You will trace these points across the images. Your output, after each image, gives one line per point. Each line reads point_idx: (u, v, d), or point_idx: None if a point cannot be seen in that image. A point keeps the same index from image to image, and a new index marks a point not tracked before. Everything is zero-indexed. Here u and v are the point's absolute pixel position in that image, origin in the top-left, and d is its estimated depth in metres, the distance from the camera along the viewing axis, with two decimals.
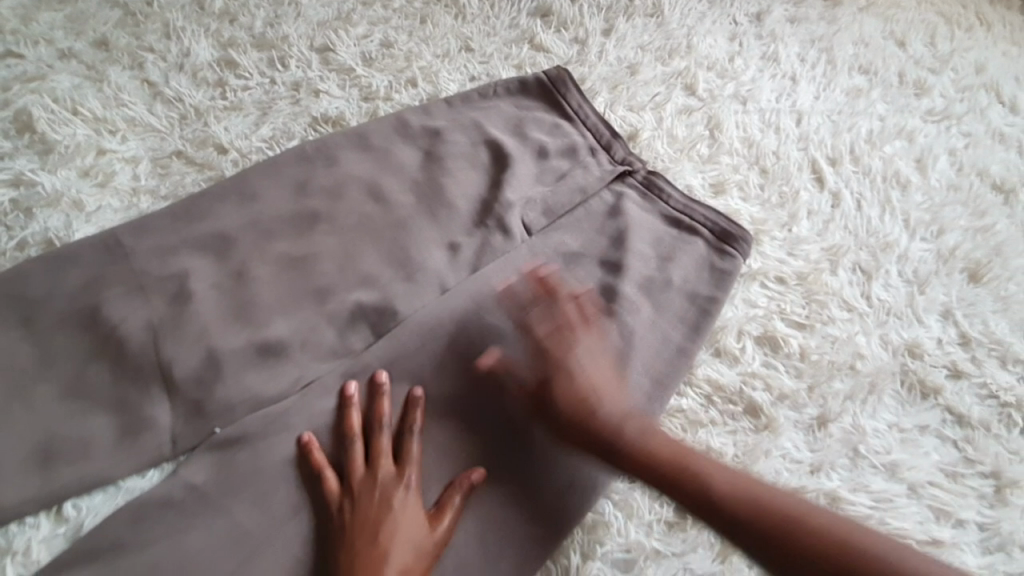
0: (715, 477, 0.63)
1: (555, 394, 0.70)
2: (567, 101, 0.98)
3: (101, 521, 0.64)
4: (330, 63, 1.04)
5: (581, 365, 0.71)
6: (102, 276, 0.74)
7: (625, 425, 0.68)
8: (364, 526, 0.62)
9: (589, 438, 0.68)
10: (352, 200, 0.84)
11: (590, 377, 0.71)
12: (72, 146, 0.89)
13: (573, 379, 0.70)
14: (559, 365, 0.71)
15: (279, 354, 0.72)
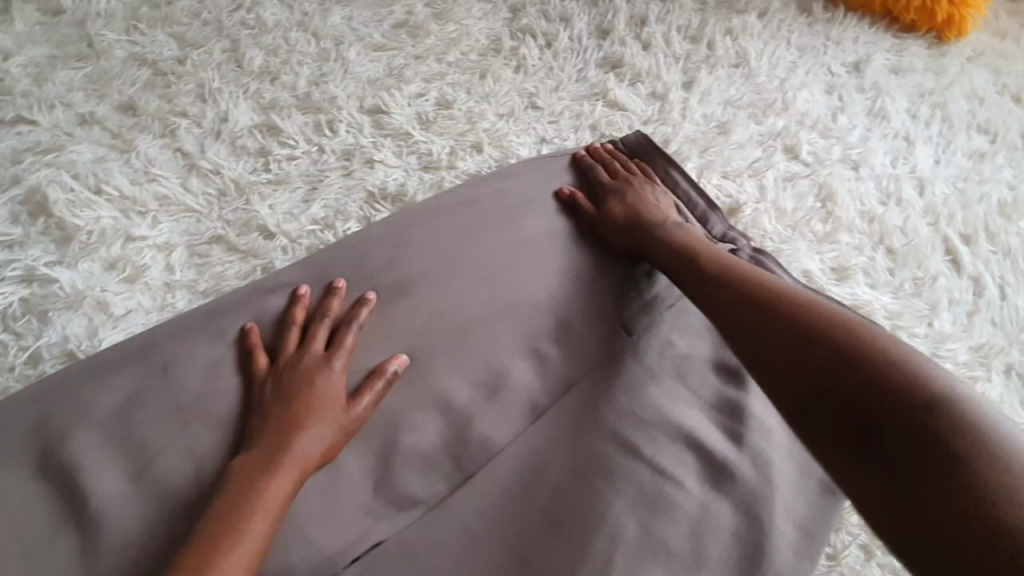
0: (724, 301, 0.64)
1: (610, 213, 0.77)
2: (648, 166, 0.85)
3: None
4: (384, 127, 0.94)
5: (625, 200, 0.77)
6: (137, 393, 0.63)
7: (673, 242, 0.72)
8: (280, 393, 0.62)
9: (623, 232, 0.75)
10: (420, 295, 0.71)
11: (630, 213, 0.76)
12: (97, 233, 0.77)
13: (622, 200, 0.78)
14: (619, 188, 0.79)
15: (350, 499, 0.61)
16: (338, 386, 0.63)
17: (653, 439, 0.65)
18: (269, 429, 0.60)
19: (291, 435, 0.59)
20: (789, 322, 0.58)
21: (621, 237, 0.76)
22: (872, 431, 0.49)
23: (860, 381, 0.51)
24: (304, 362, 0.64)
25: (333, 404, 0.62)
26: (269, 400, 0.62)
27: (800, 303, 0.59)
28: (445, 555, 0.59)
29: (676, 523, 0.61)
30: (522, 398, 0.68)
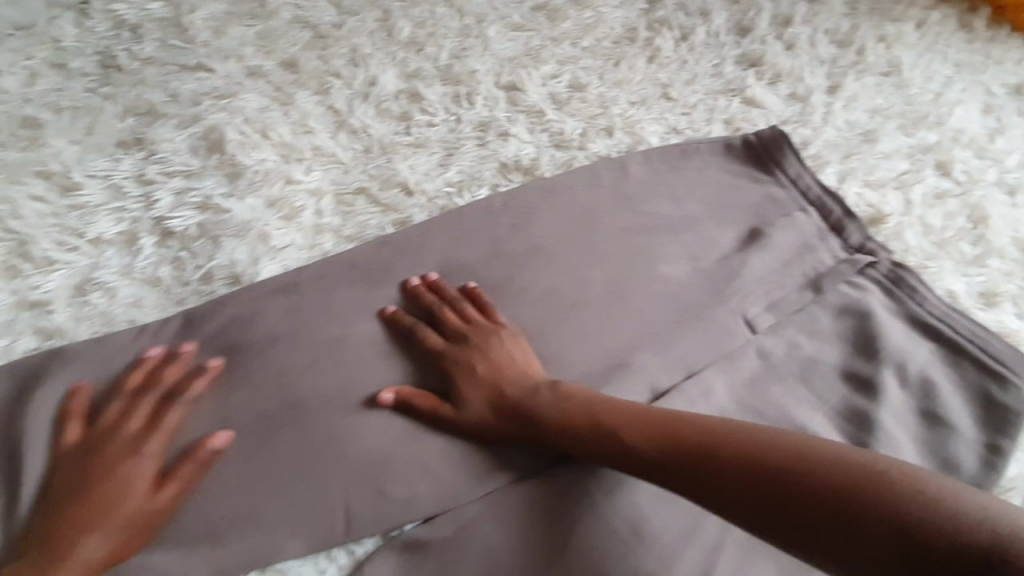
0: (628, 425, 0.60)
1: (468, 408, 0.62)
2: (784, 170, 0.85)
3: None
4: (518, 103, 0.97)
5: (473, 371, 0.64)
6: (281, 326, 0.70)
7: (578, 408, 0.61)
8: (84, 475, 0.58)
9: (506, 417, 0.62)
10: (540, 271, 0.76)
11: (490, 385, 0.63)
12: (262, 173, 0.85)
13: (476, 385, 0.63)
14: (454, 369, 0.65)
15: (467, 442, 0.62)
16: (151, 463, 0.60)
17: None
18: (84, 493, 0.58)
19: (87, 528, 0.56)
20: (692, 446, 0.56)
21: (504, 426, 0.62)
22: (823, 527, 0.49)
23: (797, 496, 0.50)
24: (110, 446, 0.60)
25: (123, 491, 0.58)
26: (65, 487, 0.58)
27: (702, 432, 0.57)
28: (566, 507, 0.60)
29: None
30: (638, 377, 0.68)
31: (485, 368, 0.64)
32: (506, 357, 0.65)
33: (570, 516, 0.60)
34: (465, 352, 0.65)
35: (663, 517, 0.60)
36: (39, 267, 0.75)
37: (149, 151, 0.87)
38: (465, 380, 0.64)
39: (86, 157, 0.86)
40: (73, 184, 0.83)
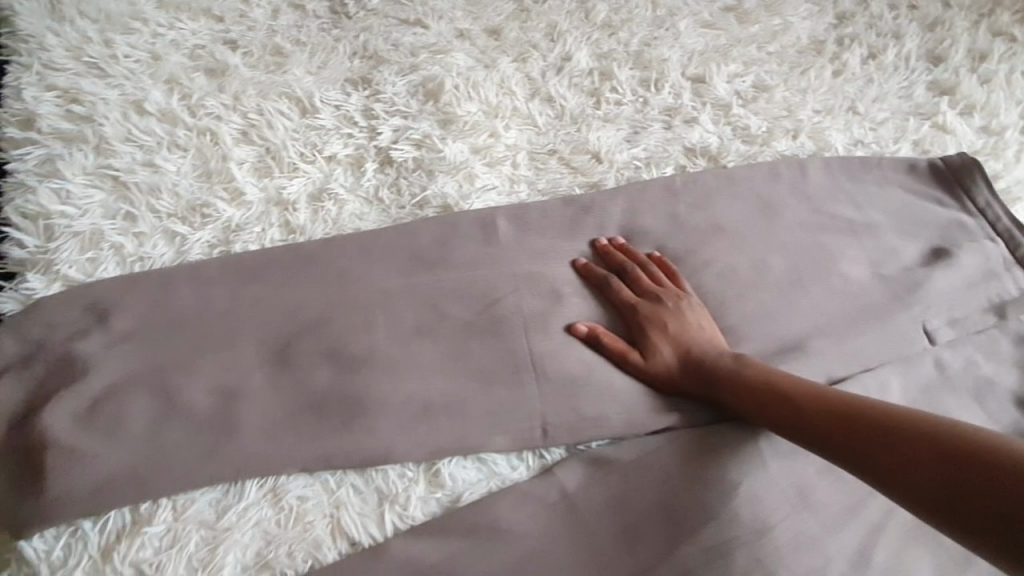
0: (784, 393, 0.63)
1: (656, 355, 0.70)
2: (972, 198, 0.85)
3: (482, 501, 0.62)
4: (703, 95, 1.01)
5: (660, 328, 0.71)
6: (481, 256, 0.79)
7: (741, 371, 0.66)
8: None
9: (691, 369, 0.69)
10: (720, 251, 0.80)
11: (675, 344, 0.70)
12: (470, 123, 0.95)
13: (665, 338, 0.70)
14: (646, 321, 0.72)
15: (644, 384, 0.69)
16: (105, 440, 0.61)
17: None
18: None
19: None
20: (832, 409, 0.59)
21: (684, 379, 0.69)
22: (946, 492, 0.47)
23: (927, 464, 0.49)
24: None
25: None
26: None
27: (846, 401, 0.59)
28: (738, 461, 0.65)
29: None
30: (813, 360, 0.71)
31: (672, 324, 0.71)
32: (690, 319, 0.72)
33: (742, 468, 0.64)
34: (652, 307, 0.72)
35: (828, 489, 0.64)
36: (286, 171, 0.88)
37: (374, 90, 0.98)
38: (651, 332, 0.71)
39: (321, 85, 0.98)
40: (312, 108, 0.95)
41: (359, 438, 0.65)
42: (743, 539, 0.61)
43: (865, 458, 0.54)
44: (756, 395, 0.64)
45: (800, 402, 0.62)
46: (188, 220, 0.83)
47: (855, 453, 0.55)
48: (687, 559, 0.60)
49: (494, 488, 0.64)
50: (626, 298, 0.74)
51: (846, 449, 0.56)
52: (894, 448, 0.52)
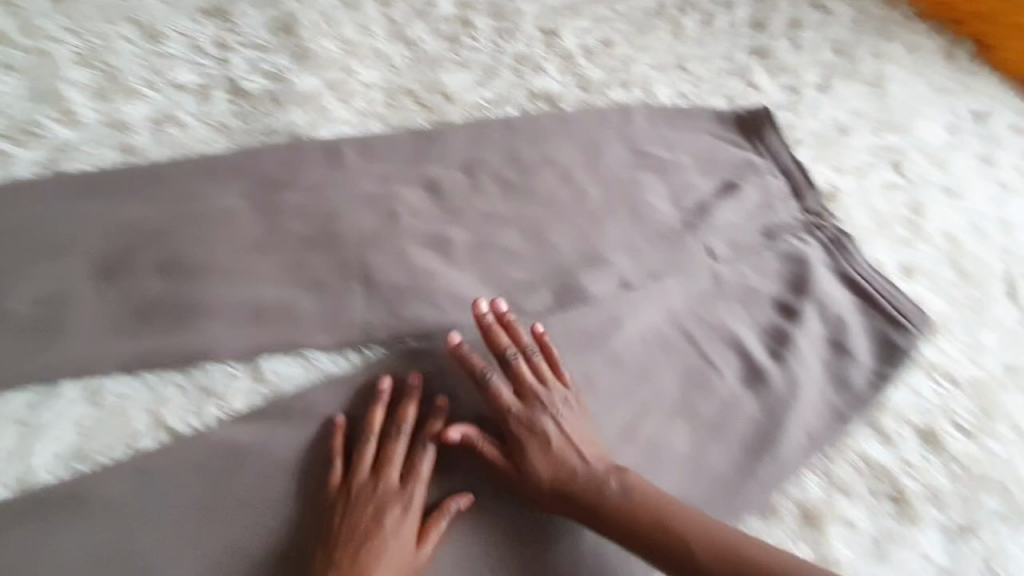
0: (587, 477, 0.64)
1: (534, 473, 0.65)
2: (763, 142, 0.99)
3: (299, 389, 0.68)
4: (554, 47, 1.09)
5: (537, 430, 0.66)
6: (324, 179, 0.83)
7: (626, 497, 0.63)
8: None
9: (559, 499, 0.64)
10: (546, 182, 0.90)
11: (562, 438, 0.66)
12: (325, 58, 0.98)
13: (544, 450, 0.65)
14: (523, 429, 0.66)
15: (518, 488, 0.66)
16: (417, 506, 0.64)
17: (711, 333, 0.82)
18: None
19: None
20: (624, 494, 0.63)
21: (496, 453, 0.66)
22: None
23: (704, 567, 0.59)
24: None
25: None
26: None
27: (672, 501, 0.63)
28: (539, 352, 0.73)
29: (708, 398, 0.78)
30: (612, 272, 0.83)
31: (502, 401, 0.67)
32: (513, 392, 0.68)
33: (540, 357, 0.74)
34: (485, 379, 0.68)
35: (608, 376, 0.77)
36: (125, 96, 0.88)
37: (229, 22, 0.98)
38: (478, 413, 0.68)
39: (174, 15, 0.97)
40: (160, 35, 0.94)
41: (184, 338, 0.69)
42: None
43: (652, 542, 0.61)
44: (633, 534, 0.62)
45: (594, 479, 0.64)
46: (15, 138, 0.81)
47: (643, 533, 0.62)
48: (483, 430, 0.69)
49: (314, 378, 0.70)
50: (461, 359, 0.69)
51: (634, 537, 0.62)
52: (670, 563, 0.61)
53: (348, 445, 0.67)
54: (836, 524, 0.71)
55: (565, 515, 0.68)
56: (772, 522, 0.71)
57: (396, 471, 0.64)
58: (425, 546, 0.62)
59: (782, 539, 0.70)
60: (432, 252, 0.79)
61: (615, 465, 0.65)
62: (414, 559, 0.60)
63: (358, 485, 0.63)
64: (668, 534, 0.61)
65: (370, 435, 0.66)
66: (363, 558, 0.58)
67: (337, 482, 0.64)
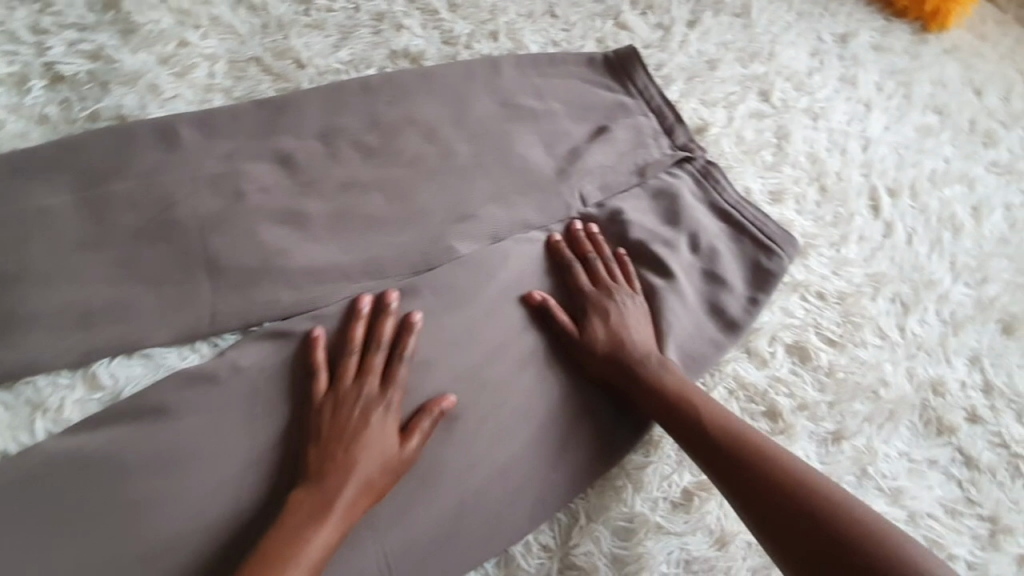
0: (630, 353, 0.74)
1: (590, 336, 0.74)
2: (632, 82, 0.98)
3: (142, 389, 0.65)
4: (415, 1, 1.03)
5: (605, 315, 0.76)
6: (158, 164, 0.76)
7: (665, 383, 0.71)
8: None
9: (607, 363, 0.73)
10: (411, 143, 0.85)
11: (614, 321, 0.75)
12: (156, 33, 0.89)
13: (602, 321, 0.75)
14: (592, 303, 0.77)
15: (569, 350, 0.75)
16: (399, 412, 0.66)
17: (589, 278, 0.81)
18: None
19: None
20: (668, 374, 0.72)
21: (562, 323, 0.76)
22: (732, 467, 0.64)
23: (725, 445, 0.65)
24: None
25: None
26: None
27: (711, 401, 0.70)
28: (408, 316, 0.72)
29: None
30: (483, 229, 0.81)
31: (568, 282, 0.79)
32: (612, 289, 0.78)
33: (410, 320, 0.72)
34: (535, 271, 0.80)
35: (488, 330, 0.75)
36: None
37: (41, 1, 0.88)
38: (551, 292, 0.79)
39: None
40: None
41: (3, 354, 0.64)
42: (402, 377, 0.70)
43: (683, 412, 0.69)
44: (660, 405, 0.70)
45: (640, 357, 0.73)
46: None
47: (675, 405, 0.69)
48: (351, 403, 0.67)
49: (160, 376, 0.67)
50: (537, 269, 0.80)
51: (667, 405, 0.70)
52: (696, 433, 0.68)
53: (330, 354, 0.69)
54: None
55: (440, 478, 0.67)
56: (654, 453, 0.74)
57: (376, 377, 0.66)
58: (410, 445, 0.65)
59: (663, 468, 0.73)
60: (286, 229, 0.75)
61: (659, 356, 0.74)
62: (401, 454, 0.64)
63: (343, 390, 0.65)
64: (704, 412, 0.68)
65: (351, 347, 0.68)
66: (350, 453, 0.62)
67: (323, 388, 0.66)
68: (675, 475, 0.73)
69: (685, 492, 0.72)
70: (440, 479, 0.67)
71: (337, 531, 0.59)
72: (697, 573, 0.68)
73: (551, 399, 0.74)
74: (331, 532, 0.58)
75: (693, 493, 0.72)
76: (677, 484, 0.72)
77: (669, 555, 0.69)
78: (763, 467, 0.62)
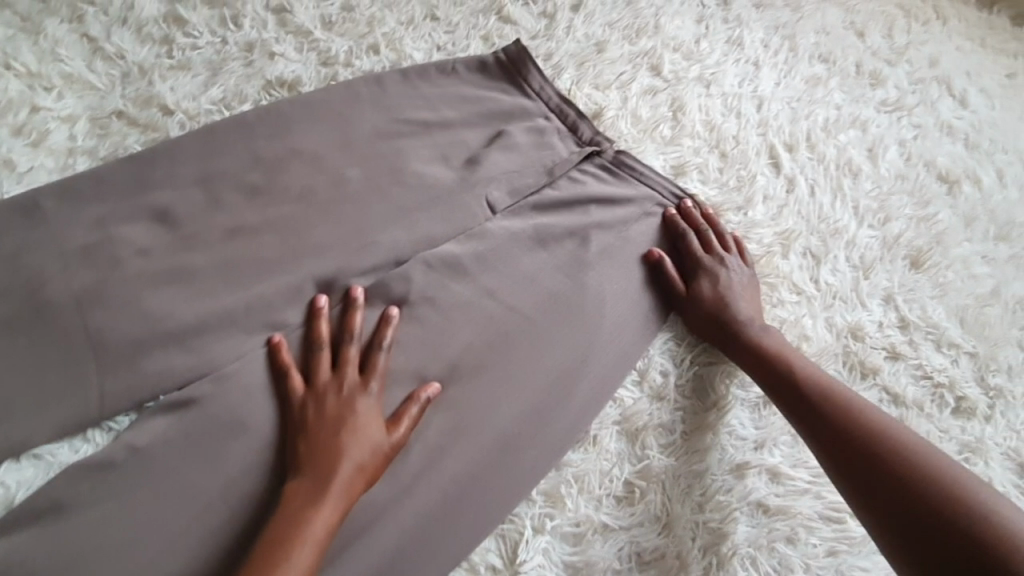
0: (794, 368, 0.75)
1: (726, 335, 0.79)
2: (529, 82, 0.95)
3: (33, 493, 0.60)
4: (286, 25, 0.98)
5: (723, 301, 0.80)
6: (16, 242, 0.70)
7: (780, 361, 0.76)
8: None
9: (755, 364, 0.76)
10: (296, 176, 0.81)
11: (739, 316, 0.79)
12: (3, 102, 0.83)
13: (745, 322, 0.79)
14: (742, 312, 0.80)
15: (563, 306, 0.79)
16: (383, 401, 0.68)
17: (502, 285, 0.79)
18: None
19: None
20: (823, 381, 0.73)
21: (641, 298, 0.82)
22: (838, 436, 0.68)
23: (833, 418, 0.70)
24: None
25: None
26: None
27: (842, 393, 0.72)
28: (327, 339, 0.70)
29: (512, 345, 0.75)
30: (386, 254, 0.78)
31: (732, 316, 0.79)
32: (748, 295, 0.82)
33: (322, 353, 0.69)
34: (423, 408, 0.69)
35: (404, 358, 0.72)
36: None
37: None
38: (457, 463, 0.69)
39: None
40: None
41: None
42: None
43: (799, 402, 0.73)
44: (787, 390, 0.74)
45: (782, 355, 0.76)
46: None
47: (800, 398, 0.73)
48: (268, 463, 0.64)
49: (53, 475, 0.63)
50: (446, 292, 0.77)
51: (792, 391, 0.73)
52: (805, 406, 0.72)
53: (298, 356, 0.70)
54: (651, 431, 0.75)
55: (374, 517, 0.64)
56: (592, 450, 0.73)
57: (354, 367, 0.68)
58: (398, 430, 0.66)
59: (602, 464, 0.72)
60: (172, 291, 0.71)
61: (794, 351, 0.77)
62: (389, 440, 0.65)
63: (322, 383, 0.67)
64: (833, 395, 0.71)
65: (321, 343, 0.69)
66: (340, 437, 0.63)
67: (299, 386, 0.67)
68: (616, 469, 0.72)
69: (627, 484, 0.72)
70: (375, 518, 0.65)
71: (335, 514, 0.59)
72: (649, 562, 0.68)
73: (483, 410, 0.72)
74: (330, 514, 0.59)
75: (635, 483, 0.72)
76: (619, 478, 0.72)
77: (620, 550, 0.68)
78: (877, 445, 0.66)
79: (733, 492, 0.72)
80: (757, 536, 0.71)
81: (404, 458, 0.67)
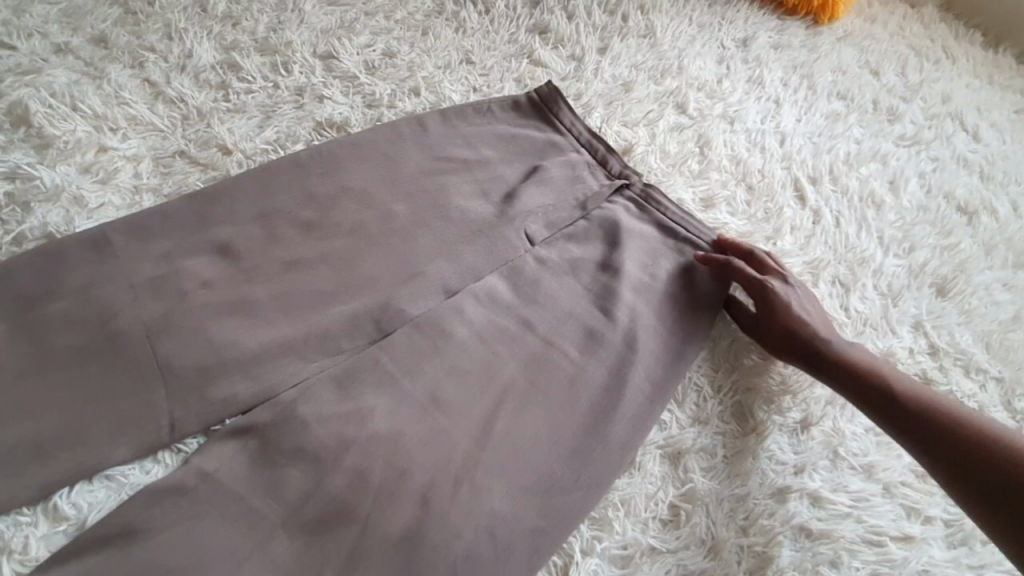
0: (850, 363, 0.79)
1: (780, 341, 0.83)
2: (560, 120, 1.01)
3: (106, 515, 0.63)
4: (333, 70, 1.05)
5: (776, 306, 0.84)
6: (90, 274, 0.74)
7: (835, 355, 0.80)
8: None
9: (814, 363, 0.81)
10: (348, 212, 0.85)
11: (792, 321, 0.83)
12: (73, 142, 0.89)
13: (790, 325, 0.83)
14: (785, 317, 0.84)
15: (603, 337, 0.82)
16: None
17: (543, 314, 0.82)
18: None
19: None
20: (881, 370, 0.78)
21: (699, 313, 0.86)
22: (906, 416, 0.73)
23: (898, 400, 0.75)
24: None
25: None
26: None
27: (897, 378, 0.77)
28: None
29: (553, 375, 0.78)
30: (433, 286, 0.82)
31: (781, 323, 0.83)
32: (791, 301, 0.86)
33: None
34: None
35: (453, 385, 0.75)
36: None
37: None
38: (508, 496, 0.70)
39: None
40: None
41: None
42: (375, 450, 0.69)
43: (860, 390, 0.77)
44: (853, 382, 0.78)
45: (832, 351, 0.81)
46: None
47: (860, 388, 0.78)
48: (328, 489, 0.66)
49: (124, 498, 0.65)
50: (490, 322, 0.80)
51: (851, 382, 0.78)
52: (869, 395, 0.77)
53: (351, 387, 0.73)
54: (694, 455, 0.77)
55: (426, 552, 0.65)
56: (637, 474, 0.75)
57: None
58: None
59: (647, 487, 0.74)
60: (234, 321, 0.74)
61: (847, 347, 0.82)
62: None
63: None
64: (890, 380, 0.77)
65: None
66: None
67: None
68: (660, 493, 0.74)
69: (672, 507, 0.73)
70: (425, 552, 0.65)
71: None
72: None
73: (529, 442, 0.73)
74: None
75: (679, 506, 0.73)
76: (663, 501, 0.73)
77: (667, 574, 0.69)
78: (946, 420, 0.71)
79: (776, 516, 0.73)
80: (803, 560, 0.71)
81: (456, 489, 0.69)
